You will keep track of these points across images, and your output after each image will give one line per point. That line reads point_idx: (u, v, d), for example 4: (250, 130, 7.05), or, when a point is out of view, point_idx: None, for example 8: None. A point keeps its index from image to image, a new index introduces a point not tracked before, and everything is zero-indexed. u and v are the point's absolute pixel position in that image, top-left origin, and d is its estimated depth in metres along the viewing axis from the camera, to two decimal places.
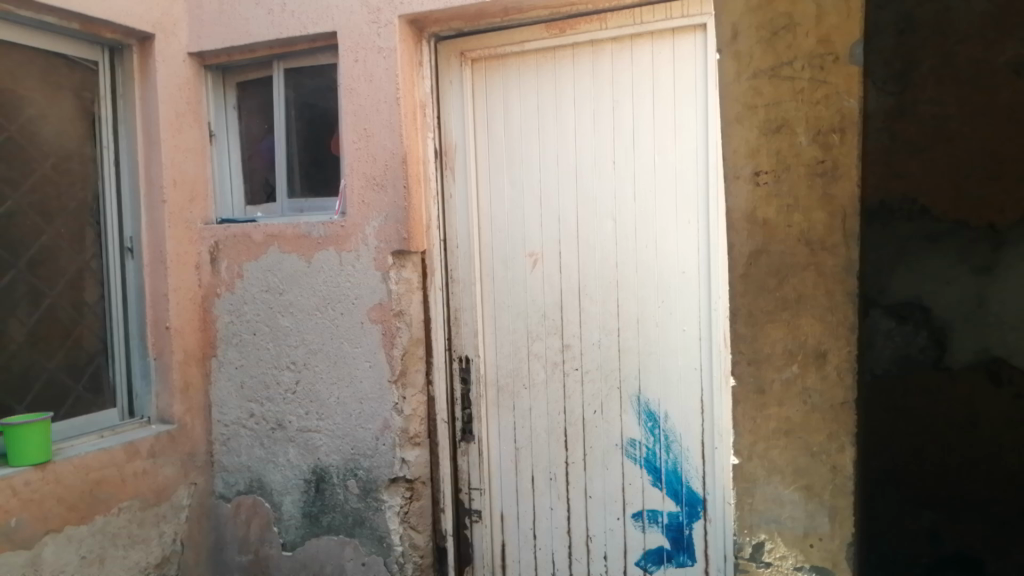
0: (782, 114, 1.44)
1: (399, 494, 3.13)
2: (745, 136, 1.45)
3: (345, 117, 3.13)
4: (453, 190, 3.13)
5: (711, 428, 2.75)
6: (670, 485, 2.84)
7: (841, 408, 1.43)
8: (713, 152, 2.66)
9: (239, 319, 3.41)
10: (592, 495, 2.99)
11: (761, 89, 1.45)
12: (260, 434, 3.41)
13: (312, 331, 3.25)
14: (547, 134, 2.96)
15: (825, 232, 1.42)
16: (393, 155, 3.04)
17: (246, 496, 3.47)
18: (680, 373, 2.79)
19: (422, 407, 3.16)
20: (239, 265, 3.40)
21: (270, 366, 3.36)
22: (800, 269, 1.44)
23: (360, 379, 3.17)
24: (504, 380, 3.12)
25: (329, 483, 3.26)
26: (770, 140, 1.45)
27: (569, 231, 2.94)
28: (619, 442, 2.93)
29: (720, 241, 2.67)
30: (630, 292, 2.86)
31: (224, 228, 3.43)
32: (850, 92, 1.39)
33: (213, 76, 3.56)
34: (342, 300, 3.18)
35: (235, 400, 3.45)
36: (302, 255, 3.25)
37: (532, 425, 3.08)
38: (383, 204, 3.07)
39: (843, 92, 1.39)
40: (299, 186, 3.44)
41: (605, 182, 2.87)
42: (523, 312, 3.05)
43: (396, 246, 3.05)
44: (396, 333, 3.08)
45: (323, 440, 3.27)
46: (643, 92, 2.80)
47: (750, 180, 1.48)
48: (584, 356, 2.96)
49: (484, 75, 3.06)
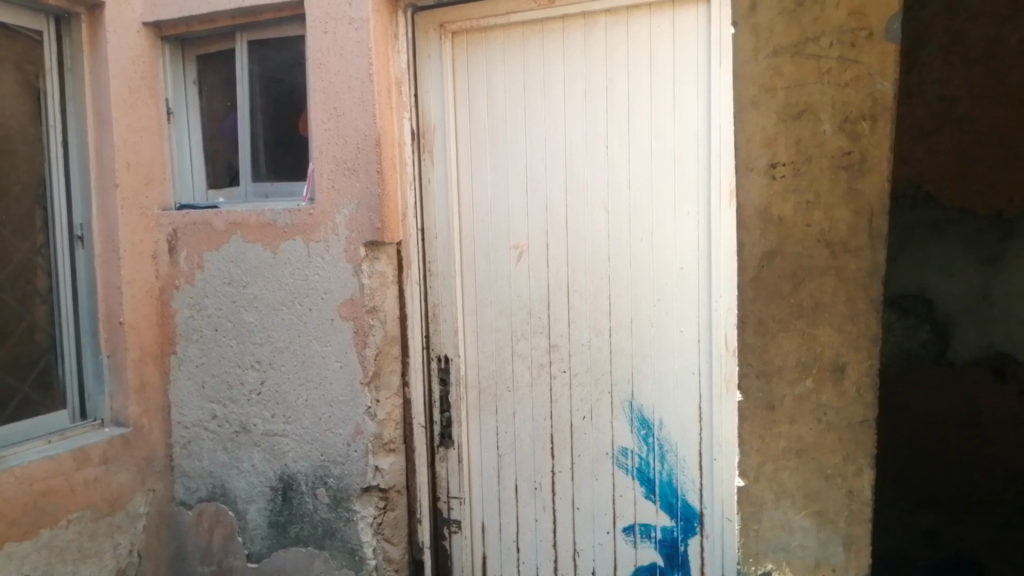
0: (804, 97, 1.73)
1: (372, 504, 2.91)
2: (762, 122, 1.76)
3: (314, 95, 2.87)
4: (431, 175, 2.87)
5: (709, 437, 2.54)
6: (665, 498, 2.63)
7: (858, 424, 1.88)
8: (716, 136, 2.42)
9: (201, 314, 3.16)
10: (580, 507, 2.77)
11: (779, 70, 1.74)
12: (223, 437, 3.17)
13: (277, 327, 3.00)
14: (533, 115, 2.71)
15: (848, 232, 1.75)
16: (366, 136, 2.78)
17: (209, 503, 3.23)
18: (677, 378, 2.57)
19: (397, 411, 2.93)
20: (200, 255, 3.13)
21: (234, 364, 3.11)
22: (819, 272, 1.79)
23: (329, 380, 2.93)
24: (486, 381, 2.88)
25: (296, 491, 3.03)
26: (791, 126, 1.75)
27: (557, 221, 2.70)
28: (609, 451, 2.70)
29: (721, 235, 2.44)
30: (623, 289, 2.62)
31: (183, 214, 3.16)
32: (883, 76, 1.68)
33: (171, 48, 3.27)
34: (310, 294, 2.93)
35: (197, 400, 3.21)
36: (267, 245, 2.99)
37: (516, 431, 2.85)
38: (355, 190, 2.82)
39: (877, 75, 1.68)
40: (265, 168, 3.17)
41: (597, 168, 2.63)
42: (507, 309, 2.81)
43: (369, 236, 2.80)
44: (369, 331, 2.84)
45: (290, 444, 3.03)
46: (639, 70, 2.55)
47: (766, 171, 1.79)
48: (572, 357, 2.72)
49: (465, 49, 2.79)
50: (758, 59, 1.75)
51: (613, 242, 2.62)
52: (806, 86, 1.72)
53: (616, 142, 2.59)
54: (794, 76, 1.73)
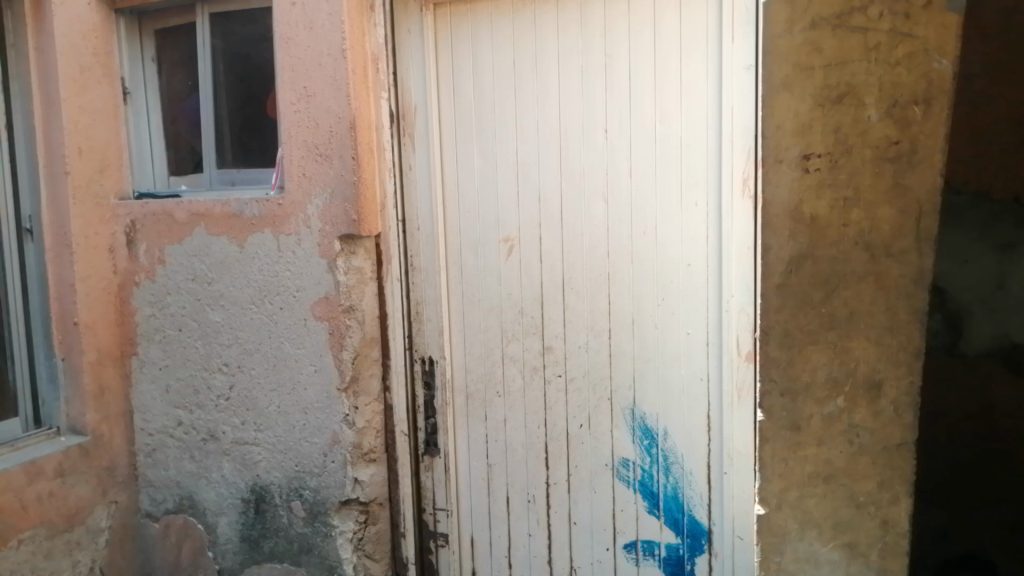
0: (844, 81, 1.65)
1: (351, 519, 2.68)
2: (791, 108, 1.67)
3: (282, 73, 2.60)
4: (413, 161, 2.62)
5: (719, 448, 2.33)
6: (670, 514, 2.42)
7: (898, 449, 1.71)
8: (728, 120, 2.19)
9: (163, 313, 2.90)
10: (577, 522, 2.56)
11: (817, 46, 1.65)
12: (190, 445, 2.93)
13: (247, 328, 2.76)
14: (525, 95, 2.45)
15: (886, 243, 1.66)
16: (341, 119, 2.52)
17: (176, 516, 3.00)
18: (684, 383, 2.35)
19: (378, 418, 2.70)
20: (160, 249, 2.87)
21: (200, 367, 2.86)
22: (848, 281, 1.68)
23: (303, 385, 2.69)
24: (474, 387, 2.65)
25: (270, 504, 2.80)
26: (827, 110, 1.66)
27: (552, 211, 2.46)
28: (609, 462, 2.49)
29: (733, 228, 2.22)
30: (624, 286, 2.39)
31: (141, 204, 2.89)
32: (942, 48, 1.62)
33: (127, 22, 2.98)
34: (281, 292, 2.68)
35: (161, 406, 2.96)
36: (233, 239, 2.73)
37: (507, 439, 2.63)
38: (328, 178, 2.56)
39: (931, 46, 1.62)
40: (230, 154, 2.90)
41: (595, 154, 2.38)
42: (497, 307, 2.58)
43: (344, 229, 2.55)
44: (346, 333, 2.60)
45: (263, 454, 2.80)
46: (642, 46, 2.30)
47: (794, 164, 1.69)
48: (568, 361, 2.50)
49: (449, 22, 2.53)
50: (794, 32, 1.65)
51: (614, 235, 2.39)
52: (848, 64, 1.65)
53: (616, 124, 2.35)
54: (836, 52, 1.64)
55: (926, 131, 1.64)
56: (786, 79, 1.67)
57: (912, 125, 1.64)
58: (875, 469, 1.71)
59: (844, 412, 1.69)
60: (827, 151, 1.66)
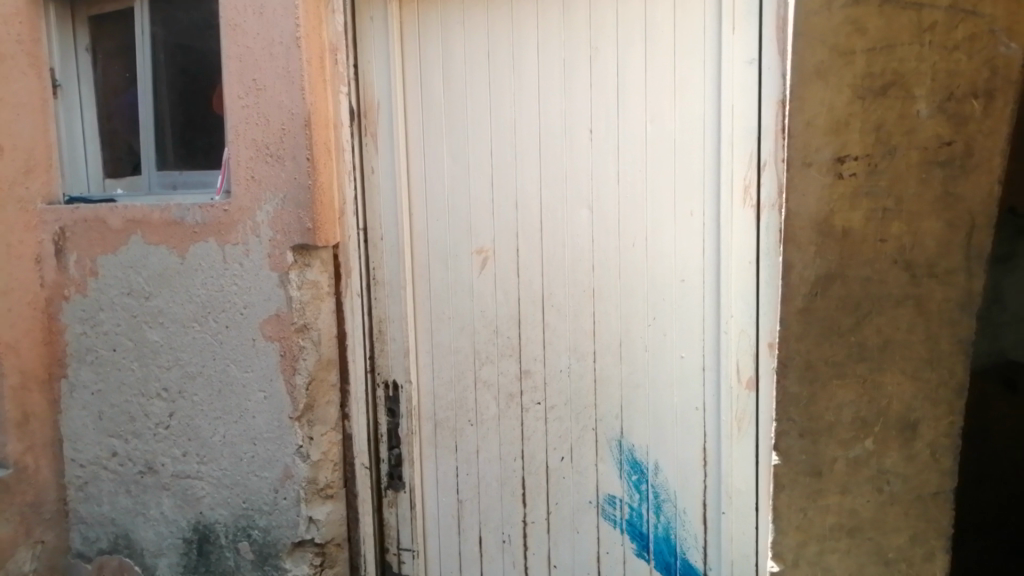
0: (893, 68, 1.40)
1: (306, 562, 2.41)
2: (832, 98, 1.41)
3: (228, 64, 2.32)
4: (376, 164, 2.36)
5: (715, 484, 2.10)
6: (661, 557, 2.18)
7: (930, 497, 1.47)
8: (728, 121, 1.97)
9: (96, 331, 2.60)
10: (558, 565, 2.31)
11: (861, 25, 1.40)
12: (126, 478, 2.62)
13: (188, 348, 2.47)
14: (500, 91, 2.21)
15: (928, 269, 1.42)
16: (294, 116, 2.26)
17: (111, 556, 2.67)
18: (676, 413, 2.11)
19: (336, 449, 2.43)
20: (93, 260, 2.56)
21: (136, 392, 2.56)
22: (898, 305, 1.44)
23: (251, 412, 2.41)
24: (443, 414, 2.40)
25: (215, 544, 2.51)
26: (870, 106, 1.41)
27: (530, 221, 2.22)
28: (593, 499, 2.24)
29: (732, 241, 2.00)
30: (610, 304, 2.15)
31: (72, 209, 2.57)
32: (1006, 39, 1.36)
33: (58, 9, 2.68)
34: (227, 308, 2.40)
35: (94, 434, 2.65)
36: (173, 249, 2.44)
37: (480, 473, 2.37)
38: (279, 182, 2.29)
39: (998, 36, 1.36)
40: (172, 154, 2.61)
41: (578, 157, 2.14)
42: (468, 326, 2.33)
43: (297, 239, 2.28)
44: (299, 354, 2.33)
45: (206, 489, 2.51)
46: (631, 37, 2.06)
47: (828, 168, 1.44)
48: (548, 387, 2.25)
49: (416, 10, 2.28)
50: (832, 10, 1.40)
51: (599, 247, 2.15)
52: (898, 49, 1.39)
53: (602, 125, 2.11)
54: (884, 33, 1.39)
55: (984, 130, 1.39)
56: (823, 68, 1.42)
57: (970, 123, 1.39)
58: (904, 522, 1.48)
59: (873, 456, 1.47)
60: (867, 153, 1.42)
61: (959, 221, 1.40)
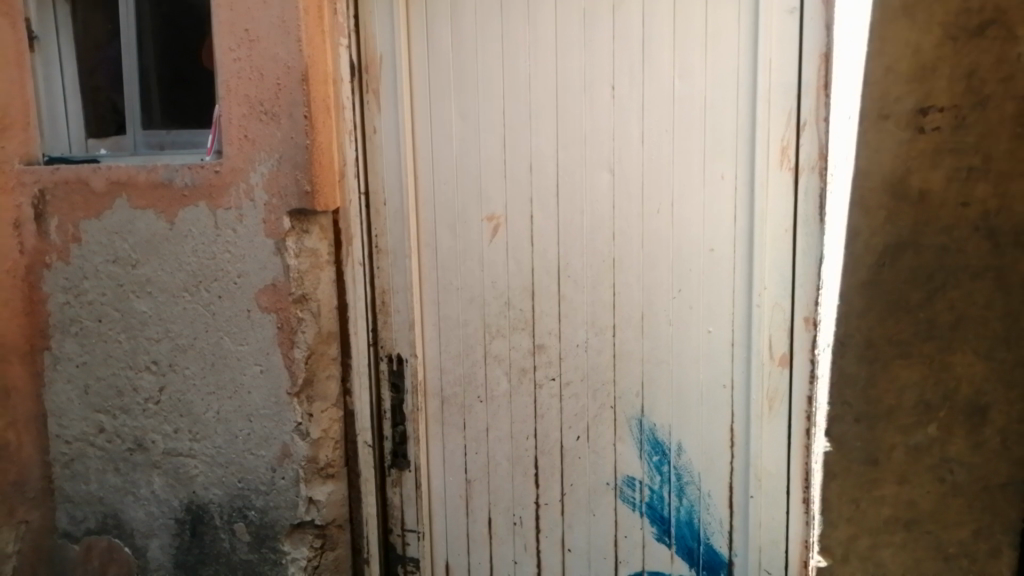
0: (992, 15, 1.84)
1: (305, 545, 2.28)
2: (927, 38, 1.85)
3: (216, 11, 2.13)
4: (378, 122, 2.19)
5: (743, 466, 1.97)
6: (682, 542, 2.06)
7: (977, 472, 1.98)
8: (765, 75, 1.81)
9: (79, 301, 2.41)
10: (572, 549, 2.19)
11: None
12: (113, 456, 2.47)
13: (179, 320, 2.32)
14: (514, 43, 2.03)
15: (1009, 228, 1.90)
16: (290, 70, 2.08)
17: (99, 538, 2.51)
18: (702, 390, 1.98)
19: (337, 427, 2.29)
20: (75, 225, 2.38)
21: (123, 365, 2.40)
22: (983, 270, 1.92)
23: (246, 388, 2.27)
24: (450, 390, 2.26)
25: (209, 526, 2.38)
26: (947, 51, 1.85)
27: (544, 184, 2.06)
28: (611, 481, 2.11)
29: (767, 207, 1.85)
30: (631, 274, 2.00)
31: (52, 169, 2.37)
32: None
33: None
34: (220, 277, 2.24)
35: (79, 409, 2.48)
36: (161, 214, 2.28)
37: (490, 452, 2.24)
38: (274, 141, 2.12)
39: None
40: (159, 115, 2.43)
41: (599, 115, 1.98)
42: (478, 298, 2.18)
43: (294, 204, 2.12)
44: (297, 327, 2.18)
45: (200, 468, 2.37)
46: None
47: (913, 115, 1.88)
48: (564, 362, 2.11)
49: None
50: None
51: (620, 213, 1.99)
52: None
53: (625, 80, 1.94)
54: None
55: None
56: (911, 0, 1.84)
57: None
58: (968, 513, 2.00)
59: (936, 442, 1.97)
60: (950, 106, 1.87)
61: (971, 199, 1.90)
